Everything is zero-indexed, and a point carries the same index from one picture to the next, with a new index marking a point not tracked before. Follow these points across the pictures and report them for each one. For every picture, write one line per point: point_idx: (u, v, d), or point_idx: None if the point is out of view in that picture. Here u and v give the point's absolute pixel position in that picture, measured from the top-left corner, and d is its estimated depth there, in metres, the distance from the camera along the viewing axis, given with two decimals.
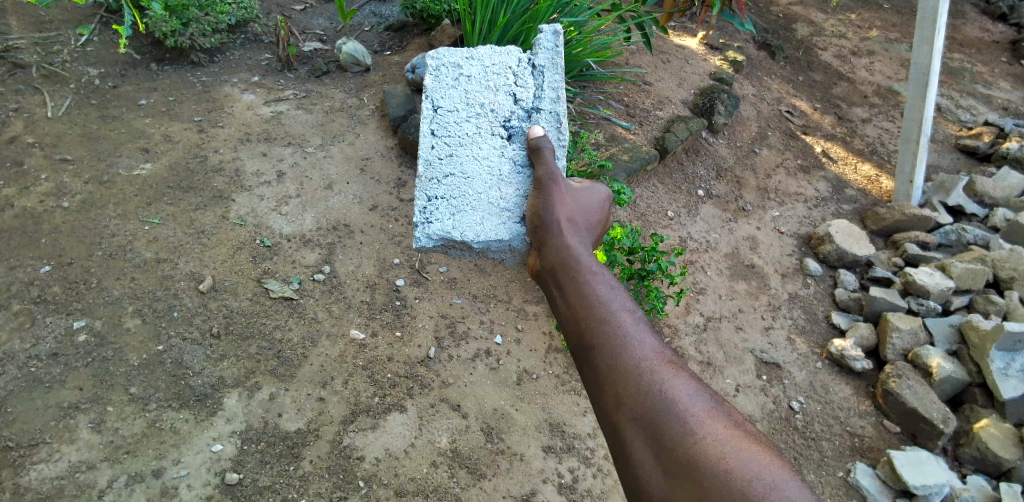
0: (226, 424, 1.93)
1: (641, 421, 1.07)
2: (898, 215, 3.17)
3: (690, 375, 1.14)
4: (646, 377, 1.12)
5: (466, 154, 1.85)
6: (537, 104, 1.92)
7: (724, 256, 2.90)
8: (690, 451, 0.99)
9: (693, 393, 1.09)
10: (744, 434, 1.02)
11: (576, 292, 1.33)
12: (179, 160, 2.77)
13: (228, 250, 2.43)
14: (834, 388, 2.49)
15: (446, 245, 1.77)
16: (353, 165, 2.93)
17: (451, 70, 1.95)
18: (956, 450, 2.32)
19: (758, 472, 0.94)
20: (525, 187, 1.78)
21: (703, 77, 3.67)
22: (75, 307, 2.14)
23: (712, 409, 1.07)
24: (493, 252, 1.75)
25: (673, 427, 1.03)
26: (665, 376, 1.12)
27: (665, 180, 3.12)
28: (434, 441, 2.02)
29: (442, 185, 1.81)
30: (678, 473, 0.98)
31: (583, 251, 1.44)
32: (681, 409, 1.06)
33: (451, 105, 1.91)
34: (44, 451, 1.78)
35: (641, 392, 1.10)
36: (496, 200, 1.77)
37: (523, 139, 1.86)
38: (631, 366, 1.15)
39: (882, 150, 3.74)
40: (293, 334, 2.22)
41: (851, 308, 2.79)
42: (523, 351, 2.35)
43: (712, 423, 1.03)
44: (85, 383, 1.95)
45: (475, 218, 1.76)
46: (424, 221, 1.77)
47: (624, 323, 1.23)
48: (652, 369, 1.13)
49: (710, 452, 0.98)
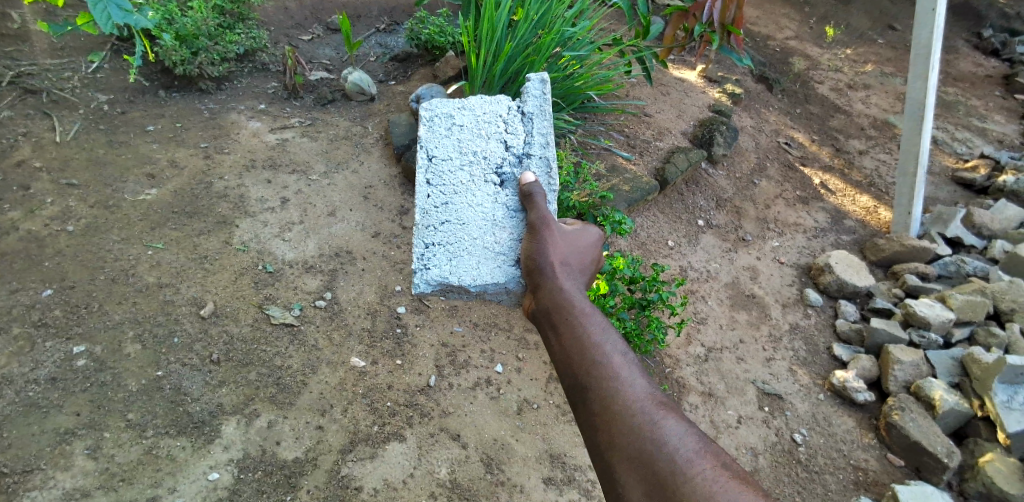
0: (223, 451, 1.91)
1: (633, 460, 1.08)
2: (897, 246, 3.19)
3: (681, 414, 1.15)
4: (638, 418, 1.13)
5: (460, 202, 1.87)
6: (527, 150, 1.95)
7: (724, 286, 2.91)
8: (682, 493, 1.00)
9: (684, 433, 1.10)
10: (734, 472, 1.03)
11: (569, 332, 1.34)
12: (184, 185, 2.79)
13: (230, 275, 2.44)
14: (836, 421, 2.47)
15: (444, 290, 1.76)
16: (356, 192, 2.95)
17: (443, 120, 2.01)
18: (961, 485, 2.29)
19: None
20: (518, 231, 1.80)
21: (702, 109, 3.72)
22: (75, 331, 2.13)
23: (702, 448, 1.08)
24: (489, 296, 1.75)
25: (666, 468, 1.04)
26: (656, 417, 1.13)
27: (665, 210, 3.14)
28: (434, 471, 2.00)
29: (439, 232, 1.83)
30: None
31: (576, 291, 1.46)
32: (671, 449, 1.07)
33: (445, 154, 1.94)
34: (38, 477, 1.76)
35: (632, 434, 1.11)
36: (491, 245, 1.79)
37: (516, 184, 1.88)
38: (623, 407, 1.16)
39: (881, 182, 3.78)
40: (293, 362, 2.21)
41: (852, 339, 2.79)
42: (524, 380, 2.34)
43: (703, 463, 1.04)
44: (82, 409, 1.93)
45: (471, 263, 1.77)
46: (422, 267, 1.78)
47: (616, 364, 1.24)
48: (644, 410, 1.14)
49: (700, 493, 0.99)
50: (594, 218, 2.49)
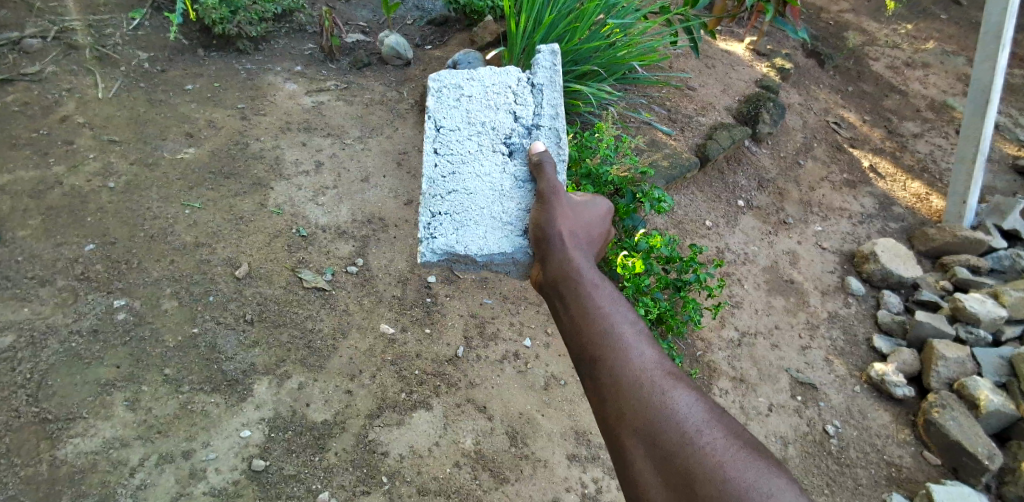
0: (255, 410, 1.95)
1: (639, 432, 1.05)
2: (948, 236, 3.06)
3: (690, 384, 1.12)
4: (647, 389, 1.10)
5: (467, 171, 1.83)
6: (537, 122, 1.91)
7: (762, 270, 2.82)
8: (689, 463, 0.98)
9: (693, 404, 1.07)
10: (744, 441, 1.02)
11: (577, 302, 1.30)
12: (221, 145, 2.81)
13: (265, 237, 2.47)
14: (872, 414, 2.41)
15: (451, 260, 1.71)
16: (389, 159, 2.94)
17: (451, 91, 1.98)
18: (1000, 488, 2.23)
19: (757, 487, 0.93)
20: (526, 202, 1.75)
21: (749, 84, 3.58)
22: (115, 286, 2.18)
23: (712, 418, 1.05)
24: (497, 266, 1.72)
25: (673, 439, 1.02)
26: (666, 388, 1.10)
27: (704, 189, 3.05)
28: (459, 441, 2.02)
29: (446, 201, 1.78)
30: (673, 485, 0.97)
31: (588, 261, 1.42)
32: (679, 420, 1.04)
33: (452, 125, 1.90)
34: (80, 425, 1.82)
35: (639, 405, 1.08)
36: (498, 215, 1.74)
37: (524, 155, 1.85)
38: (633, 379, 1.13)
39: (934, 168, 3.61)
40: (325, 325, 2.23)
41: (894, 331, 2.71)
42: (552, 356, 2.34)
43: (712, 433, 1.02)
44: (121, 361, 1.99)
45: (478, 233, 1.72)
46: (428, 236, 1.72)
47: (626, 335, 1.21)
48: (653, 381, 1.12)
49: (706, 464, 0.97)
50: (632, 194, 2.41)
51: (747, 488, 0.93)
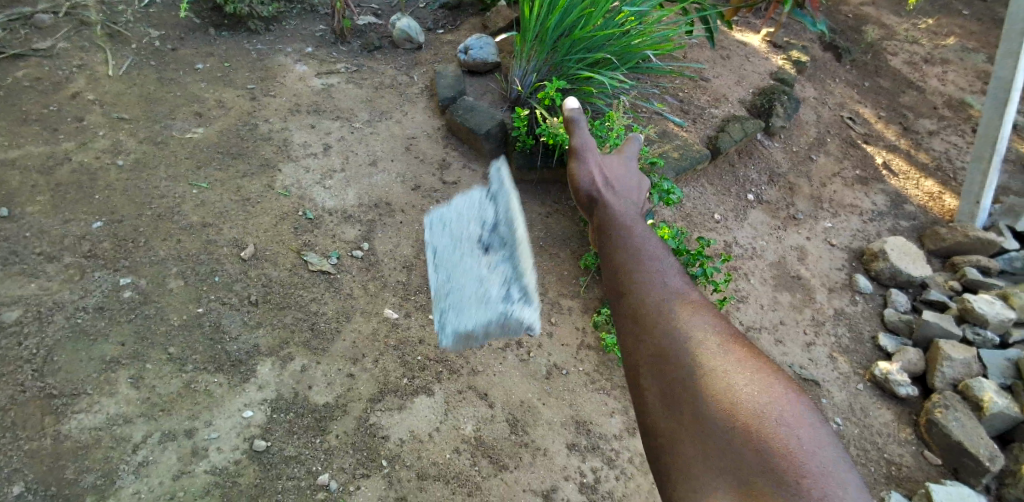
0: (258, 391, 1.97)
1: (655, 351, 1.12)
2: (960, 236, 3.02)
3: (712, 313, 1.17)
4: (667, 312, 1.17)
5: (457, 283, 2.19)
6: (497, 223, 2.28)
7: (769, 265, 2.80)
8: (698, 381, 1.04)
9: (710, 330, 1.13)
10: (757, 364, 1.06)
11: (611, 240, 1.38)
12: (230, 126, 2.81)
13: (271, 219, 2.47)
14: (874, 413, 2.40)
15: (462, 342, 2.22)
16: (398, 143, 2.93)
17: (444, 292, 2.26)
18: (1001, 490, 2.22)
19: (762, 406, 0.98)
20: (502, 273, 2.14)
21: (763, 76, 3.53)
22: (122, 264, 2.19)
23: (728, 343, 1.10)
24: (492, 333, 2.23)
25: (686, 360, 1.08)
26: (686, 315, 1.16)
27: (714, 182, 3.02)
28: (459, 427, 2.02)
29: (448, 303, 2.23)
30: (681, 401, 1.03)
31: (623, 205, 1.48)
32: (694, 343, 1.10)
33: (445, 295, 2.25)
34: (85, 401, 1.84)
35: (657, 325, 1.15)
36: (483, 294, 2.14)
37: (498, 249, 2.18)
38: (655, 305, 1.19)
39: (949, 166, 3.56)
40: (329, 308, 2.24)
41: (900, 330, 2.68)
42: (555, 345, 2.34)
43: (725, 357, 1.07)
44: (127, 339, 2.00)
45: (468, 312, 2.20)
46: (440, 326, 2.24)
47: (653, 267, 1.28)
48: (672, 305, 1.18)
49: (716, 383, 1.02)
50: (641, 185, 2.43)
51: (750, 406, 0.98)
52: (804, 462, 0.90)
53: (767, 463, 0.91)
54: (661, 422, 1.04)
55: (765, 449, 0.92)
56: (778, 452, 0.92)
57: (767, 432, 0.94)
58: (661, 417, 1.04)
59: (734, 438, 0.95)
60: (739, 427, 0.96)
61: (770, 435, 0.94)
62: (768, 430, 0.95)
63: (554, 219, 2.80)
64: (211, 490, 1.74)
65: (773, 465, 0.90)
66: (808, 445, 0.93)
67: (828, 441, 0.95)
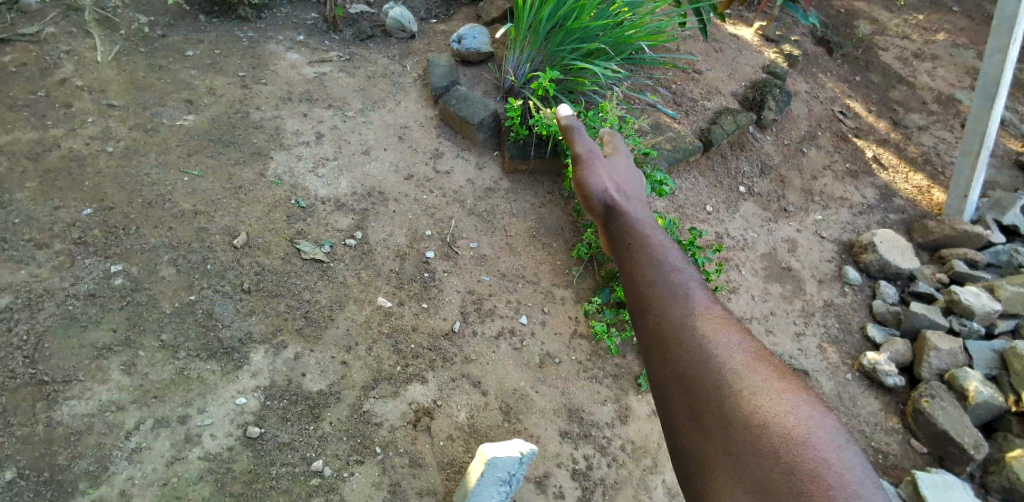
0: (251, 378, 1.96)
1: (679, 371, 1.08)
2: (948, 230, 3.07)
3: (739, 329, 1.12)
4: (692, 332, 1.11)
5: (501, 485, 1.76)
6: None
7: (760, 257, 2.82)
8: (725, 404, 1.01)
9: (737, 348, 1.08)
10: (786, 384, 1.03)
11: (628, 249, 1.32)
12: (221, 114, 2.78)
13: (263, 207, 2.46)
14: (861, 402, 2.44)
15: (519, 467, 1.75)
16: (391, 132, 2.92)
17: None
18: (983, 477, 2.28)
19: (791, 430, 0.96)
20: None
21: (756, 69, 3.55)
22: (113, 252, 2.18)
23: (755, 363, 1.07)
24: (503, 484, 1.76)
25: (712, 380, 1.04)
26: (712, 333, 1.10)
27: (706, 173, 3.04)
28: (453, 415, 2.04)
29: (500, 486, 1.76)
30: (708, 421, 1.02)
31: (636, 207, 1.44)
32: (720, 364, 1.06)
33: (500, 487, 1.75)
34: (76, 388, 1.83)
35: (682, 348, 1.10)
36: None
37: None
38: (679, 321, 1.13)
39: (937, 161, 3.60)
40: (321, 296, 2.24)
41: (888, 321, 2.73)
42: (548, 334, 2.36)
43: (753, 377, 1.04)
44: (118, 326, 1.99)
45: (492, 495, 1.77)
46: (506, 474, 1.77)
47: (674, 279, 1.21)
48: (698, 324, 1.12)
49: (743, 406, 1.00)
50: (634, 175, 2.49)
51: (779, 429, 0.96)
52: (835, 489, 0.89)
53: (797, 489, 0.90)
54: (686, 440, 1.03)
55: (796, 475, 0.91)
56: (809, 480, 0.90)
57: (797, 458, 0.93)
58: (688, 435, 1.03)
59: (763, 462, 0.94)
60: (769, 452, 0.95)
61: (800, 461, 0.93)
62: (797, 457, 0.93)
63: (547, 209, 2.81)
64: (206, 476, 1.74)
65: (803, 490, 0.90)
66: (839, 470, 0.92)
67: (858, 464, 0.94)
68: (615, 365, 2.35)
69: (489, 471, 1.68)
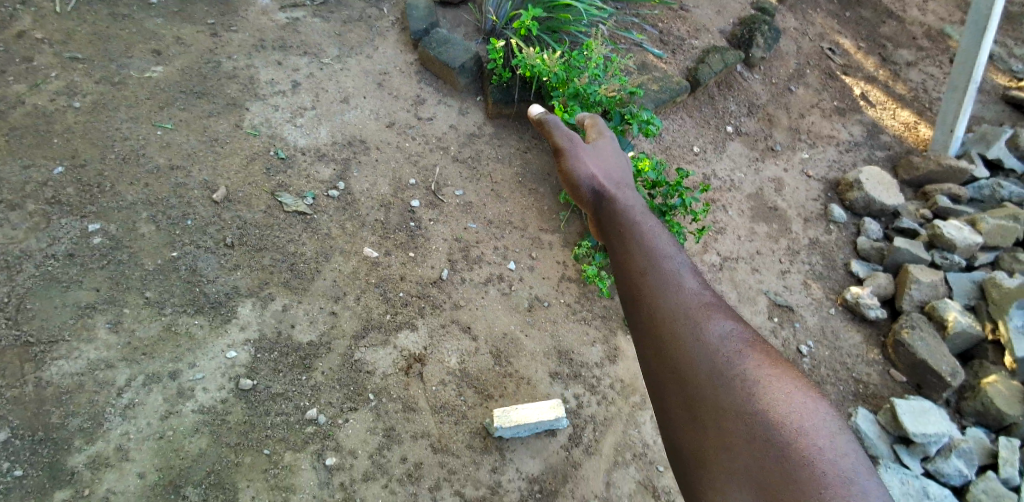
0: (240, 332, 1.96)
1: (671, 363, 0.96)
2: (932, 165, 3.08)
3: (732, 316, 1.00)
4: (685, 325, 0.99)
5: (531, 425, 1.95)
6: None
7: (747, 197, 2.83)
8: (719, 395, 0.90)
9: (730, 334, 0.97)
10: (782, 370, 0.92)
11: (619, 240, 1.17)
12: (192, 64, 2.67)
13: (242, 160, 2.39)
14: (844, 335, 2.49)
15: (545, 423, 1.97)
16: (370, 79, 2.83)
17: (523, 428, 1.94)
18: (958, 402, 2.37)
19: (787, 418, 0.84)
20: None
21: (744, 6, 3.46)
22: (89, 210, 2.11)
23: (751, 350, 0.95)
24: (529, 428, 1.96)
25: (707, 375, 0.92)
26: (704, 323, 0.99)
27: (694, 114, 3.00)
28: (444, 360, 2.07)
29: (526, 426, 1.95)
30: (701, 416, 0.90)
31: (627, 192, 1.30)
32: (713, 353, 0.94)
33: (526, 426, 1.94)
34: (63, 348, 1.80)
35: (675, 342, 0.97)
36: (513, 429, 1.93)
37: None
38: (670, 309, 1.01)
39: (925, 97, 3.58)
40: (307, 249, 2.21)
41: (871, 258, 2.76)
42: (536, 279, 2.38)
43: (747, 364, 0.92)
44: (101, 285, 1.95)
45: (526, 426, 1.95)
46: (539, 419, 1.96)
47: (666, 266, 1.09)
48: (688, 314, 1.00)
49: (740, 399, 0.88)
50: (621, 116, 2.44)
51: (776, 421, 0.85)
52: (838, 482, 0.77)
53: (798, 485, 0.78)
54: (682, 440, 0.91)
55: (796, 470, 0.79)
56: (811, 473, 0.79)
57: (796, 448, 0.81)
58: (683, 434, 0.91)
59: (762, 457, 0.82)
60: (767, 446, 0.83)
61: (799, 453, 0.81)
62: (795, 449, 0.81)
63: (533, 154, 2.77)
64: (201, 429, 1.75)
65: (806, 485, 0.78)
66: (840, 459, 0.80)
67: (861, 456, 0.82)
68: (603, 307, 2.38)
69: (550, 420, 1.96)
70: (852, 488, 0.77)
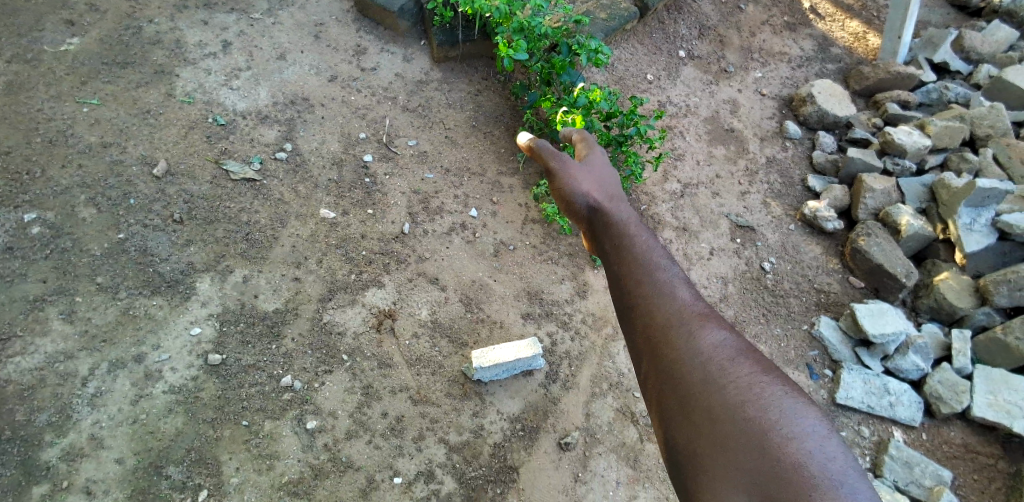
0: (202, 307, 1.90)
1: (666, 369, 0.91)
2: (881, 73, 3.11)
3: (729, 326, 0.95)
4: (682, 336, 0.93)
5: (510, 368, 1.98)
6: None
7: (703, 121, 2.82)
8: (712, 398, 0.85)
9: (727, 342, 0.92)
10: (773, 376, 0.88)
11: (616, 255, 1.08)
12: (111, 32, 2.48)
13: (179, 130, 2.27)
14: (804, 248, 2.56)
15: (522, 367, 2.01)
16: (306, 32, 2.68)
17: (501, 371, 1.97)
18: (913, 301, 2.48)
19: (776, 420, 0.80)
20: None
21: None
22: (22, 200, 1.97)
23: (744, 357, 0.90)
24: (510, 372, 2.00)
25: (699, 379, 0.88)
26: (699, 330, 0.94)
27: (644, 40, 2.94)
28: (415, 313, 2.06)
29: (506, 370, 1.98)
30: (695, 418, 0.84)
31: (621, 205, 1.19)
32: (708, 358, 0.90)
33: (507, 370, 1.98)
34: (17, 345, 1.71)
35: (671, 350, 0.92)
36: (494, 374, 1.97)
37: None
38: (668, 317, 0.96)
39: (873, 5, 3.58)
40: (261, 217, 2.13)
41: (827, 171, 2.81)
42: (499, 223, 2.36)
43: (740, 370, 0.88)
44: (48, 276, 1.85)
45: (502, 370, 1.97)
46: (521, 362, 1.99)
47: (660, 277, 1.02)
48: (683, 322, 0.95)
49: (732, 400, 0.84)
50: (569, 47, 2.37)
51: (764, 421, 0.80)
52: (830, 484, 0.73)
53: (793, 486, 0.73)
54: (678, 445, 0.85)
55: (786, 471, 0.74)
56: (799, 474, 0.74)
57: (786, 448, 0.77)
58: (678, 437, 0.85)
59: (755, 456, 0.77)
60: (759, 447, 0.78)
61: (791, 453, 0.76)
62: (784, 450, 0.77)
63: (484, 97, 2.71)
64: (174, 408, 1.71)
65: (798, 486, 0.73)
66: (830, 460, 0.76)
67: (848, 456, 0.78)
68: (569, 245, 2.39)
69: (524, 360, 1.98)
70: (843, 490, 0.72)
